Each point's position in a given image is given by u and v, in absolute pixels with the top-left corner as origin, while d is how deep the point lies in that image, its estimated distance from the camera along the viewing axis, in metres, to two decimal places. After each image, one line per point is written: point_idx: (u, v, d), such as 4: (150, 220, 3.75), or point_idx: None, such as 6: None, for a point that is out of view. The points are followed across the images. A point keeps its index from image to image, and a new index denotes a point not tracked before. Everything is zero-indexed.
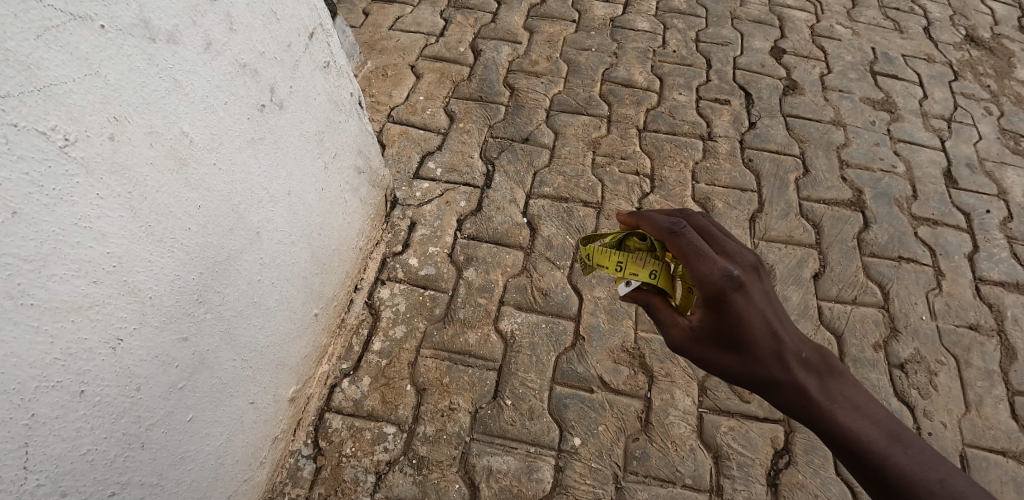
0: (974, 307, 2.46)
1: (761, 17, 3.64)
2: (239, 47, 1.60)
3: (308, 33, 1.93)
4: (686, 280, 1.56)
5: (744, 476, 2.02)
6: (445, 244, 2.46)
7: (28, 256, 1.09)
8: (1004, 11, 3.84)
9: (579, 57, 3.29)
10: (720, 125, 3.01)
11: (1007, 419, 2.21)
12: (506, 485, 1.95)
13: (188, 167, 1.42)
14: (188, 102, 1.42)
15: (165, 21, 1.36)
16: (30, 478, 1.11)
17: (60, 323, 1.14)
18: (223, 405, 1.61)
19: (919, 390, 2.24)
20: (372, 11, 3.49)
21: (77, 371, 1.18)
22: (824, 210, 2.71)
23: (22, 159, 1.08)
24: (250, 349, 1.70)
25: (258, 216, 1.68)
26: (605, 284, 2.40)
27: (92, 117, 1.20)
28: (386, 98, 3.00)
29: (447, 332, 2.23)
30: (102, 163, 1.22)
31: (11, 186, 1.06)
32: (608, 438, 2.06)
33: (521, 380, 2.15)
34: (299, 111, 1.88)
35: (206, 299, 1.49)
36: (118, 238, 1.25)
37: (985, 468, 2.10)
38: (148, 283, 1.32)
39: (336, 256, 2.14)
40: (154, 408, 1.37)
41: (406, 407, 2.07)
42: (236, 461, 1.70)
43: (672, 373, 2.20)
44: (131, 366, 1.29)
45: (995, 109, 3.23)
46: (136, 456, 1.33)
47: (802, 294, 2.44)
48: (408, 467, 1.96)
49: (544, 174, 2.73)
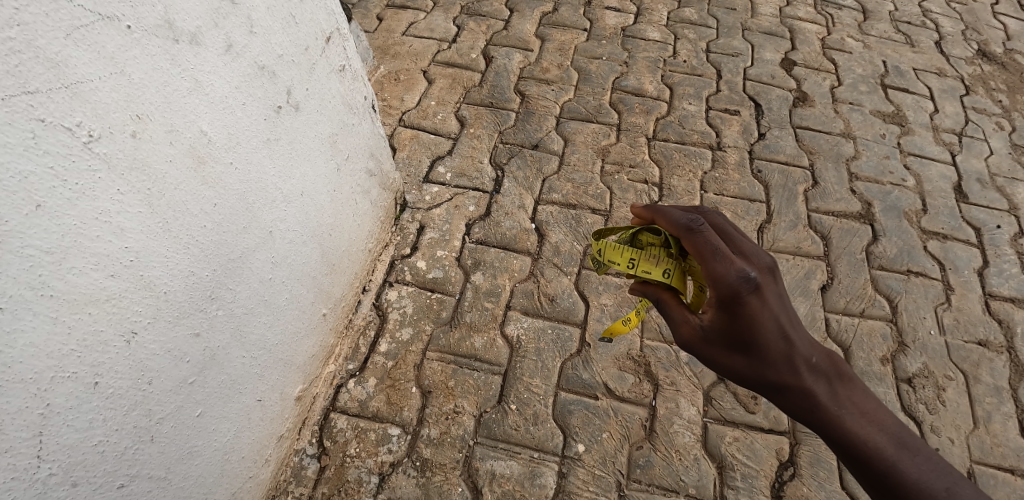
0: (983, 323, 2.46)
1: (771, 28, 3.66)
2: (259, 50, 1.63)
3: (325, 38, 1.96)
4: (698, 278, 1.54)
5: (748, 487, 2.02)
6: (453, 247, 2.48)
7: (49, 248, 1.10)
8: (1016, 26, 3.84)
9: (589, 65, 3.31)
10: (729, 135, 3.02)
11: (1016, 437, 2.19)
12: (509, 490, 1.96)
13: (206, 166, 1.44)
14: (208, 102, 1.45)
15: (188, 22, 1.39)
16: (42, 466, 1.13)
17: (78, 315, 1.16)
18: (230, 402, 1.62)
19: (927, 404, 2.23)
20: (385, 16, 3.52)
21: (91, 364, 1.19)
22: (833, 222, 2.71)
23: (48, 153, 1.10)
24: (260, 347, 1.71)
25: (271, 216, 1.70)
26: (611, 291, 2.41)
27: (116, 115, 1.22)
28: (398, 103, 3.02)
29: (453, 335, 2.25)
30: (123, 158, 1.24)
31: (35, 180, 1.08)
32: (612, 446, 2.06)
33: (527, 385, 2.16)
34: (314, 112, 1.90)
35: (218, 295, 1.51)
36: (137, 233, 1.27)
37: (994, 486, 2.08)
38: (163, 279, 1.34)
39: (345, 257, 2.16)
40: (165, 402, 1.38)
41: (410, 409, 2.08)
42: (242, 459, 1.71)
43: (678, 381, 2.21)
44: (144, 359, 1.31)
45: (1006, 124, 3.23)
46: (146, 449, 1.35)
47: (810, 306, 2.44)
48: (411, 469, 1.97)
49: (554, 180, 2.74)
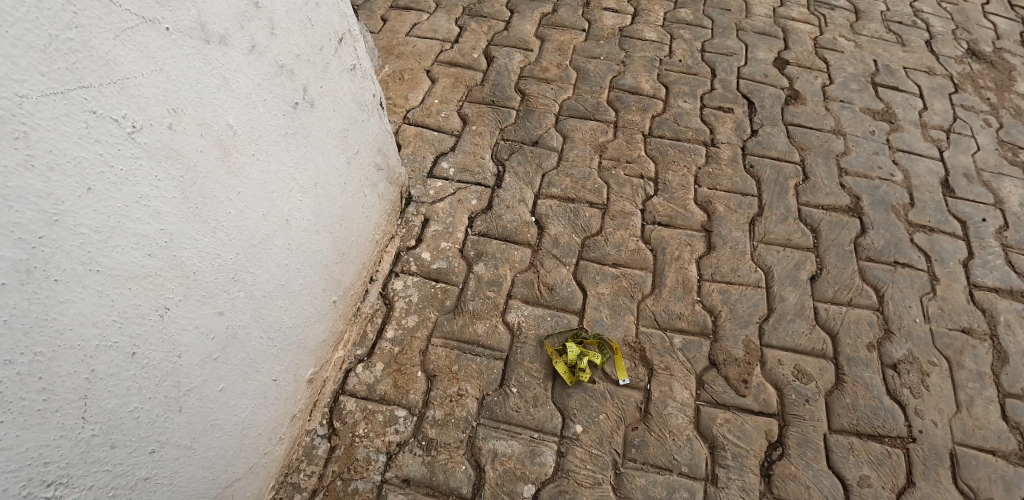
0: (967, 312, 2.56)
1: (765, 29, 3.76)
2: (279, 50, 1.74)
3: (338, 38, 2.07)
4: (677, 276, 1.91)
5: (738, 466, 2.12)
6: (456, 239, 2.59)
7: (98, 227, 1.21)
8: (1006, 26, 3.94)
9: (588, 65, 3.41)
10: (722, 132, 3.13)
11: (997, 420, 2.29)
12: (510, 468, 2.06)
13: (232, 157, 1.55)
14: (234, 97, 1.56)
15: (218, 25, 1.50)
16: (86, 427, 1.23)
17: (120, 290, 1.27)
18: (249, 379, 1.73)
19: (911, 389, 2.33)
20: (389, 18, 3.63)
21: (130, 335, 1.30)
22: (822, 215, 2.82)
23: (98, 142, 1.21)
24: (276, 328, 1.82)
25: (288, 206, 1.81)
26: (608, 281, 2.52)
27: (155, 108, 1.33)
28: (403, 101, 3.13)
29: (457, 322, 2.35)
30: (160, 148, 1.35)
31: (87, 165, 1.19)
32: (609, 427, 2.17)
33: (527, 370, 2.26)
34: (327, 109, 2.01)
35: (240, 278, 1.62)
36: (171, 217, 1.38)
37: (975, 466, 2.18)
38: (193, 260, 1.45)
39: (355, 247, 2.27)
40: (192, 375, 1.49)
41: (416, 392, 2.19)
42: (259, 434, 1.81)
43: (672, 366, 2.31)
44: (175, 334, 1.42)
45: (993, 121, 3.33)
46: (174, 418, 1.46)
47: (799, 295, 2.54)
48: (417, 448, 2.08)
49: (553, 176, 2.85)
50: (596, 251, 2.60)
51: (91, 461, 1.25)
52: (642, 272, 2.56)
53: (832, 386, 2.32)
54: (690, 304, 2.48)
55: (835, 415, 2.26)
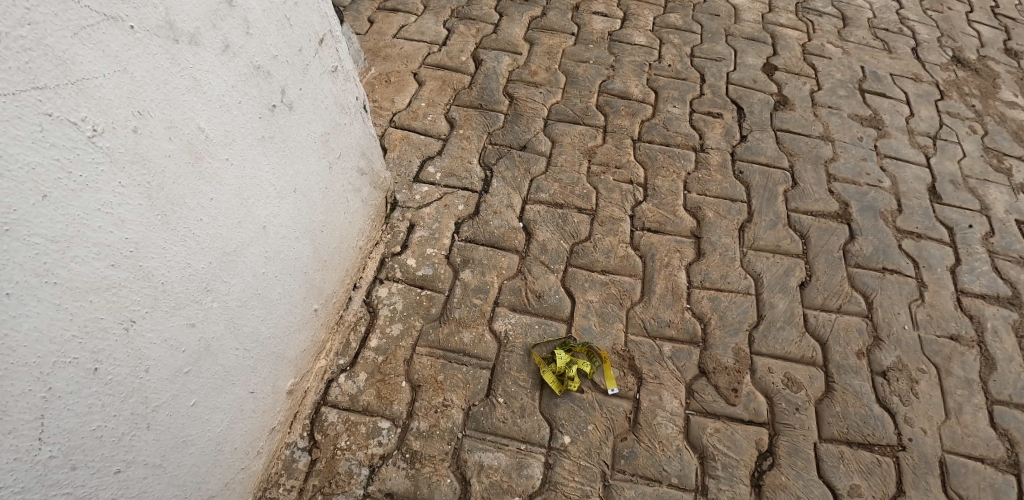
0: (955, 318, 2.54)
1: (754, 34, 3.75)
2: (254, 50, 1.69)
3: (318, 39, 2.02)
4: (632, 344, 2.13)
5: (729, 476, 2.08)
6: (443, 246, 2.54)
7: (54, 237, 1.18)
8: (990, 34, 3.96)
9: (577, 69, 3.38)
10: (712, 137, 3.10)
11: (985, 427, 2.27)
12: (496, 481, 2.01)
13: (204, 161, 1.51)
14: (205, 100, 1.52)
15: (188, 23, 1.46)
16: (43, 449, 1.20)
17: (80, 302, 1.23)
18: (224, 392, 1.67)
19: (900, 396, 2.30)
20: (377, 19, 3.58)
21: (92, 350, 1.26)
22: (811, 221, 2.80)
23: (54, 146, 1.17)
24: (253, 339, 1.76)
25: (265, 212, 1.75)
26: (597, 288, 2.48)
27: (118, 111, 1.29)
28: (389, 104, 3.08)
29: (443, 331, 2.30)
30: (124, 153, 1.31)
31: (43, 171, 1.15)
32: (597, 437, 2.12)
33: (514, 380, 2.22)
34: (307, 112, 1.96)
35: (213, 288, 1.57)
36: (136, 225, 1.34)
37: (965, 474, 2.16)
38: (161, 270, 1.41)
39: (337, 254, 2.21)
40: (161, 390, 1.45)
41: (400, 403, 2.13)
42: (235, 449, 1.75)
43: (661, 375, 2.28)
44: (141, 348, 1.38)
45: (979, 128, 3.33)
46: (142, 435, 1.41)
47: (789, 302, 2.52)
48: (401, 460, 2.02)
49: (541, 180, 2.81)
50: (584, 257, 2.56)
51: (48, 484, 1.21)
52: (631, 279, 2.52)
53: (822, 395, 2.29)
54: (679, 311, 2.45)
55: (825, 424, 2.22)
